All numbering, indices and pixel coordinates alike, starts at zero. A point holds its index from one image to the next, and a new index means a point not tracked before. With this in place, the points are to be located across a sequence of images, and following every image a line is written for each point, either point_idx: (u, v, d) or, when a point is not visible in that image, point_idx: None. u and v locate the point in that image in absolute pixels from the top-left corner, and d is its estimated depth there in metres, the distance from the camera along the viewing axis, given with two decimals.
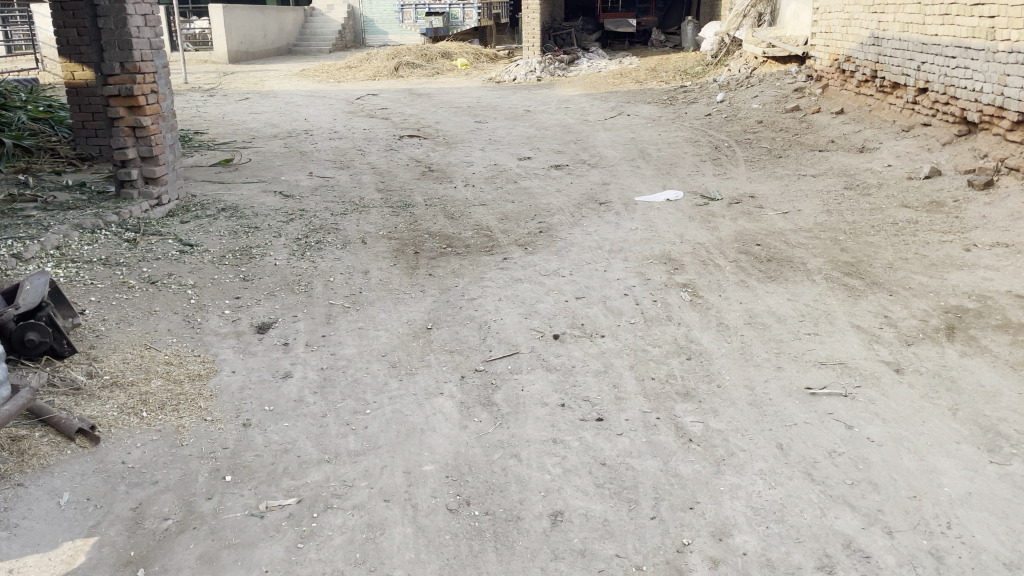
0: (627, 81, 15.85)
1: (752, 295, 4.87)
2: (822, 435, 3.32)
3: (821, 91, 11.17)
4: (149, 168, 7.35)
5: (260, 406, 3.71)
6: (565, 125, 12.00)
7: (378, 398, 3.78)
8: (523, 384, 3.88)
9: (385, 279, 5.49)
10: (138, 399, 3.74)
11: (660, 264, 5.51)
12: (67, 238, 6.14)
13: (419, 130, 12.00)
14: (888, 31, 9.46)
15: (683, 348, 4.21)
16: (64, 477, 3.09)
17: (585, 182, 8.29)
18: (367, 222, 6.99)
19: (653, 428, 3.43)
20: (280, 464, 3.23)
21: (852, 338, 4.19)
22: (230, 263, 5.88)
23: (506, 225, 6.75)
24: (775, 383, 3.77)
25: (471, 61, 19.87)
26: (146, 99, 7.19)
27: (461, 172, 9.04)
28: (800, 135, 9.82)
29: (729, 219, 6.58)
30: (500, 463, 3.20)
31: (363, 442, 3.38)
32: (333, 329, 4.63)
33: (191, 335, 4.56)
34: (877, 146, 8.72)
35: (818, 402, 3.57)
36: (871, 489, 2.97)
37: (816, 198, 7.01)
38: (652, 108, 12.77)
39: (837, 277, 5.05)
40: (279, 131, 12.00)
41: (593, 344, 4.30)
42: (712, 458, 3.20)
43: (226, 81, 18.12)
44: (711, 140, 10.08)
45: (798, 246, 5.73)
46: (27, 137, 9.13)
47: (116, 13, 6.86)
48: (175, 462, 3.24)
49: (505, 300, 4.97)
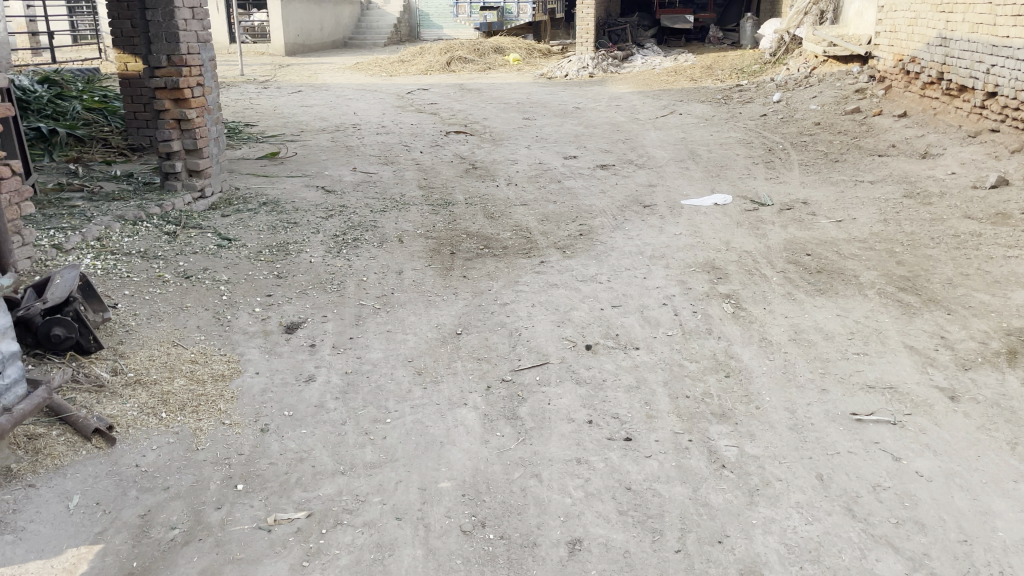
0: (681, 78, 15.53)
1: (799, 309, 4.63)
2: (866, 466, 3.09)
3: (884, 92, 10.74)
4: (193, 161, 7.36)
5: (280, 410, 3.63)
6: (615, 123, 11.78)
7: (400, 406, 3.67)
8: (551, 397, 3.72)
9: (418, 280, 5.38)
10: (160, 398, 3.69)
11: (702, 272, 5.30)
12: (109, 230, 6.17)
13: (467, 126, 11.90)
14: (956, 32, 9.05)
15: (721, 364, 4.00)
16: (76, 479, 3.04)
17: (631, 183, 8.09)
18: (406, 219, 6.91)
19: (684, 451, 3.24)
20: (294, 474, 3.13)
21: (904, 359, 3.93)
22: (266, 259, 5.83)
23: (546, 227, 6.60)
24: (818, 407, 3.54)
25: (524, 56, 19.71)
26: (192, 92, 7.20)
27: (505, 170, 8.91)
28: (859, 138, 9.44)
29: (779, 226, 6.32)
30: (520, 483, 3.06)
31: (380, 454, 3.27)
32: (361, 331, 4.54)
33: (219, 333, 4.51)
34: (941, 152, 8.33)
35: (864, 429, 3.34)
36: (918, 530, 2.74)
37: (873, 205, 6.69)
38: (705, 107, 12.46)
39: (891, 292, 4.77)
40: (328, 125, 12.02)
41: (627, 356, 4.12)
42: (745, 487, 3.00)
43: (281, 73, 18.29)
44: (764, 142, 9.76)
45: (851, 257, 5.46)
46: (81, 126, 9.27)
47: (164, 6, 6.86)
48: (189, 467, 3.16)
49: (538, 306, 4.82)
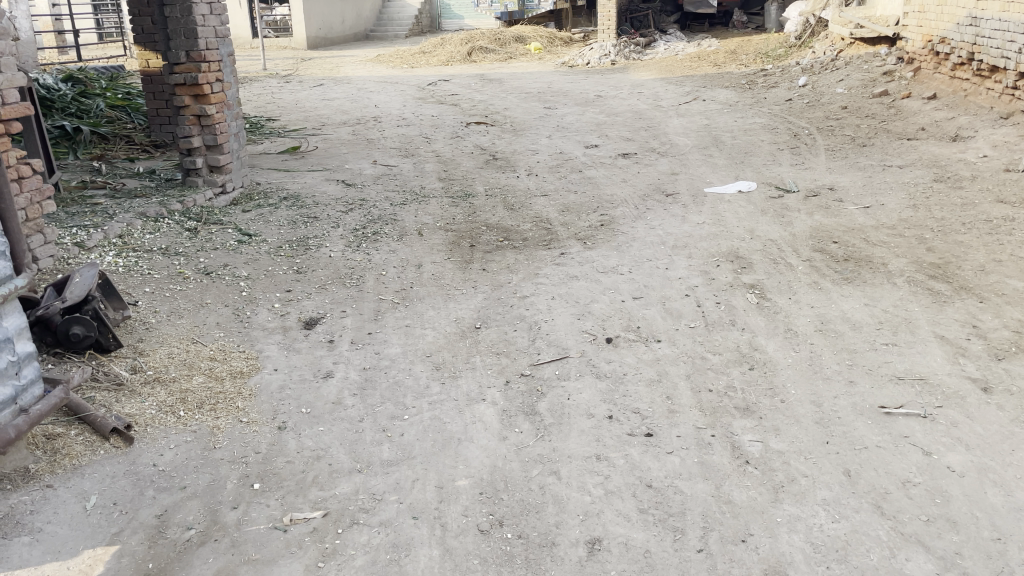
0: (704, 64, 15.32)
1: (826, 298, 4.53)
2: (895, 461, 3.00)
3: (913, 74, 10.51)
4: (214, 157, 7.37)
5: (298, 407, 3.60)
6: (637, 110, 11.64)
7: (418, 402, 3.63)
8: (570, 392, 3.67)
9: (438, 274, 5.35)
10: (178, 396, 3.68)
11: (726, 261, 5.20)
12: (131, 227, 6.20)
13: (488, 117, 11.83)
14: (987, 10, 8.82)
15: (745, 357, 3.92)
16: (94, 479, 3.04)
17: (653, 171, 7.98)
18: (426, 212, 6.87)
19: (707, 447, 3.17)
20: (311, 472, 3.10)
21: (934, 349, 3.82)
22: (286, 254, 5.82)
23: (567, 218, 6.53)
24: (845, 400, 3.45)
25: (545, 44, 19.57)
26: (211, 88, 7.21)
27: (526, 161, 8.84)
28: (887, 121, 9.24)
29: (804, 213, 6.19)
30: (539, 480, 3.01)
31: (397, 451, 3.23)
32: (379, 326, 4.51)
33: (239, 329, 4.50)
34: (972, 135, 8.12)
35: (893, 423, 3.24)
36: (950, 528, 2.65)
37: (902, 190, 6.54)
38: (730, 93, 12.28)
39: (921, 280, 4.65)
40: (349, 118, 12.01)
41: (648, 349, 4.05)
42: (769, 483, 2.92)
43: (303, 67, 18.34)
44: (790, 127, 9.59)
45: (879, 245, 5.32)
46: (105, 124, 9.34)
47: (182, 2, 6.87)
48: (207, 467, 3.15)
49: (558, 298, 4.77)
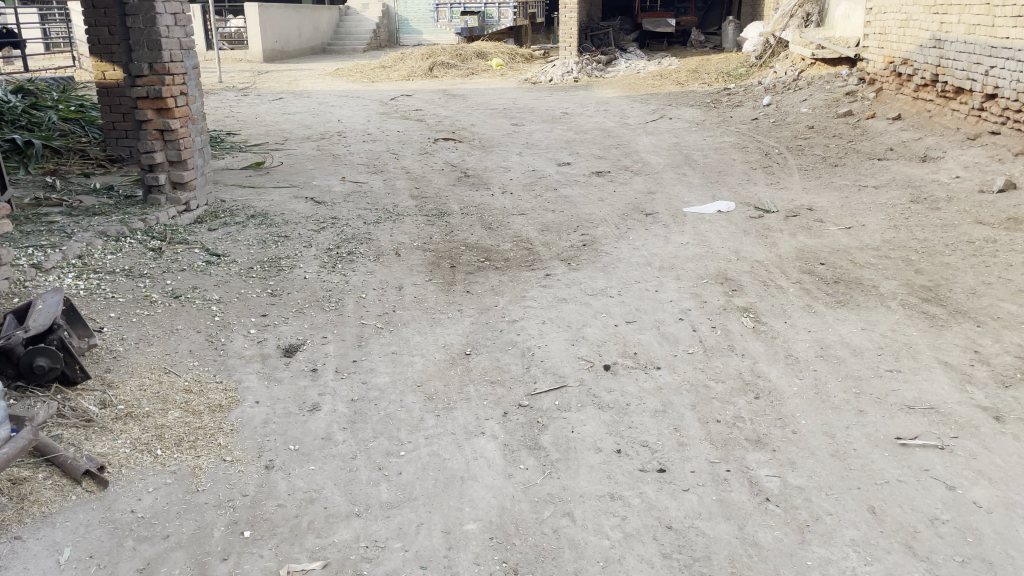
0: (667, 82, 15.38)
1: (822, 322, 4.45)
2: (918, 497, 2.91)
3: (875, 94, 10.66)
4: (177, 173, 7.07)
5: (284, 444, 3.38)
6: (605, 128, 11.59)
7: (413, 437, 3.43)
8: (573, 424, 3.51)
9: (420, 297, 5.15)
10: (154, 433, 3.42)
11: (716, 283, 5.11)
12: (90, 247, 5.88)
13: (455, 133, 11.67)
14: (950, 33, 8.95)
15: (749, 384, 3.80)
16: (66, 530, 2.78)
17: (629, 190, 7.89)
18: (401, 231, 6.68)
19: (724, 483, 3.03)
20: (306, 517, 2.89)
21: (940, 376, 3.76)
22: (258, 276, 5.57)
23: (547, 237, 6.39)
24: (859, 431, 3.35)
25: (506, 61, 19.52)
26: (175, 101, 6.92)
27: (499, 178, 8.70)
28: (855, 141, 9.33)
29: (787, 233, 6.15)
30: (552, 523, 2.83)
31: (397, 492, 3.03)
32: (365, 354, 4.30)
33: (214, 358, 4.25)
34: (941, 155, 8.22)
35: (911, 456, 3.15)
36: (986, 569, 2.55)
37: (880, 211, 6.54)
38: (696, 111, 12.32)
39: (914, 303, 4.60)
40: (312, 133, 11.73)
41: (649, 377, 3.91)
42: (794, 523, 2.80)
43: (260, 79, 17.96)
44: (759, 146, 9.62)
45: (867, 266, 5.28)
46: (57, 137, 8.95)
47: (145, 12, 6.58)
48: (191, 512, 2.91)
49: (549, 323, 4.60)
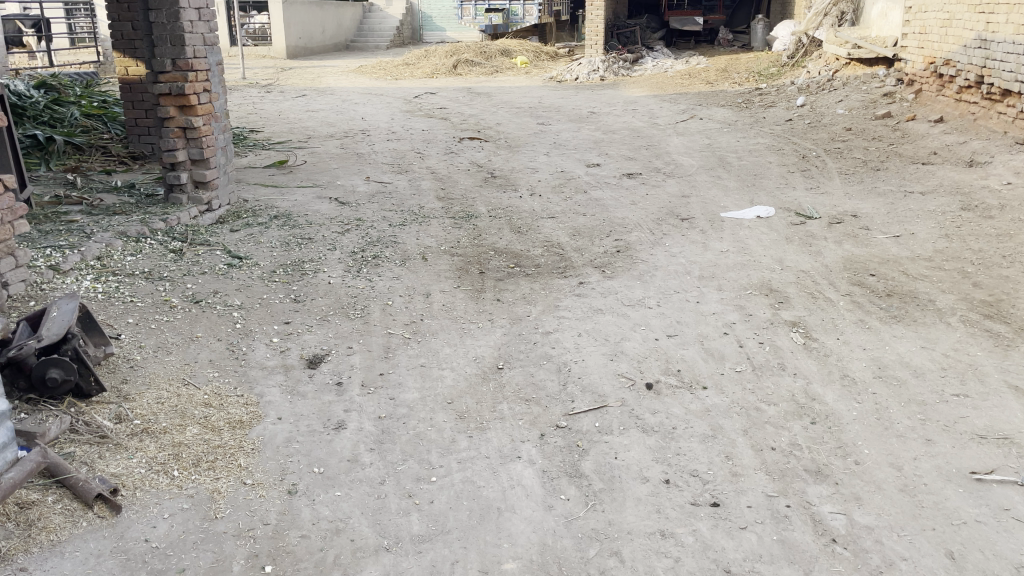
0: (697, 82, 15.03)
1: (877, 338, 4.18)
2: (1001, 540, 2.66)
3: (914, 96, 10.32)
4: (199, 171, 6.88)
5: (308, 466, 3.17)
6: (634, 128, 11.31)
7: (445, 461, 3.21)
8: (616, 449, 3.27)
9: (449, 304, 4.94)
10: (171, 452, 3.22)
11: (760, 295, 4.85)
12: (110, 248, 5.70)
13: (480, 132, 11.44)
14: (998, 33, 8.59)
15: (804, 408, 3.54)
16: (75, 560, 2.59)
17: (663, 193, 7.63)
18: (427, 234, 6.48)
19: (785, 522, 2.78)
20: (331, 551, 2.68)
21: (1011, 402, 3.48)
22: (281, 280, 5.38)
23: (579, 243, 6.15)
24: (928, 462, 3.09)
25: (531, 59, 19.23)
26: (198, 99, 6.73)
27: (526, 179, 8.46)
28: (896, 144, 9.00)
29: (833, 241, 5.86)
30: (598, 564, 2.61)
31: (429, 524, 2.82)
32: (392, 366, 4.08)
33: (235, 369, 4.04)
34: (988, 160, 7.89)
35: (988, 493, 2.90)
36: None
37: (930, 219, 6.24)
38: (727, 111, 12.00)
39: (976, 320, 4.32)
40: (335, 131, 11.55)
41: (695, 398, 3.66)
42: (866, 569, 2.55)
43: (284, 76, 17.79)
44: (797, 149, 9.30)
45: (920, 278, 5.00)
46: (79, 133, 8.80)
47: (169, 6, 6.39)
48: (209, 543, 2.71)
49: (585, 336, 4.37)
